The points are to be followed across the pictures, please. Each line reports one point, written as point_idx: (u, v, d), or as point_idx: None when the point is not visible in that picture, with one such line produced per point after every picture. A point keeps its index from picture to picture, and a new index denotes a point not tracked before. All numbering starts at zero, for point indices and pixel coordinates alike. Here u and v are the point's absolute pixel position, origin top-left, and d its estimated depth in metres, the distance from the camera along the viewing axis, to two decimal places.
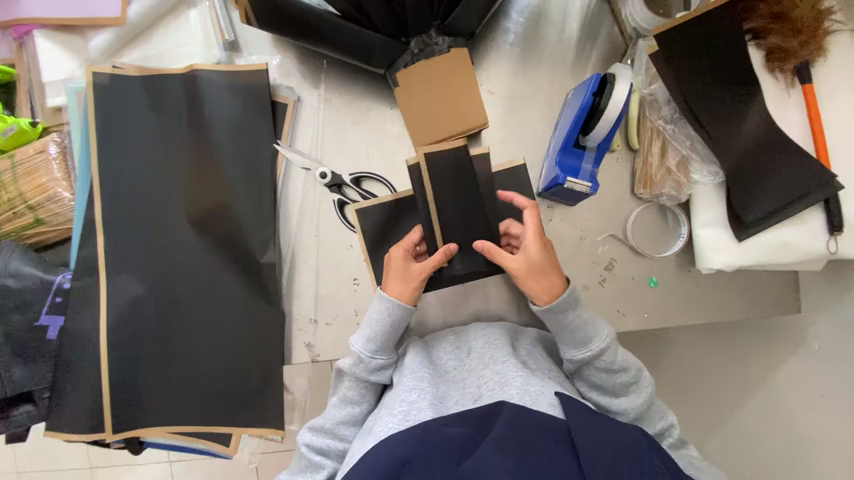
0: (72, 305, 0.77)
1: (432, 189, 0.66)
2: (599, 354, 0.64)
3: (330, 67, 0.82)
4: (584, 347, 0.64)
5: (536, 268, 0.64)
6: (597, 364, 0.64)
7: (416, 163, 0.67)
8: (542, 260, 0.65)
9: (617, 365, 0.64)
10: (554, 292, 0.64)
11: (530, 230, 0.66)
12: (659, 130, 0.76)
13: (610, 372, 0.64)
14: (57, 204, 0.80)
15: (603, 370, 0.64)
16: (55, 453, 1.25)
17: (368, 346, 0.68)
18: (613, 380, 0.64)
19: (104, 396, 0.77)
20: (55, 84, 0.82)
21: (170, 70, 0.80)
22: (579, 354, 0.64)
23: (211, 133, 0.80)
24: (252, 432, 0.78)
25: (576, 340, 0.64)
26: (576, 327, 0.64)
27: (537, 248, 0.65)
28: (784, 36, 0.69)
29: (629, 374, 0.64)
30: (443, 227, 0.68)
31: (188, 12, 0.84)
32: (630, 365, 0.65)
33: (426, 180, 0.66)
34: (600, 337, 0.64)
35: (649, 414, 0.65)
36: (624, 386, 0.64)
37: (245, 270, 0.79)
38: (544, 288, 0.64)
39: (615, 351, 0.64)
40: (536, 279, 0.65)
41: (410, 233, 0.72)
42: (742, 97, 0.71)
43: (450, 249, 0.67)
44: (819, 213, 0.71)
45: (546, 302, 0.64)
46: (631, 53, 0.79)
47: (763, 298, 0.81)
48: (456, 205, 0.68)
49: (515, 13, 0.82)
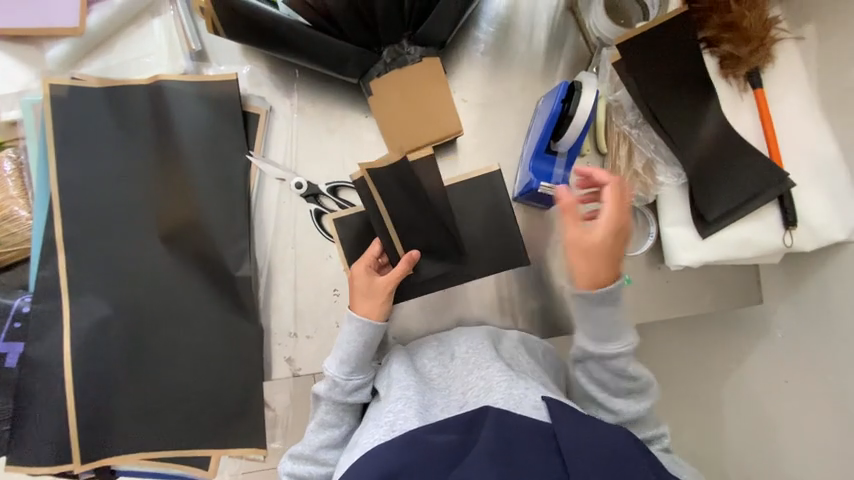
0: (34, 329, 0.73)
1: (388, 200, 0.67)
2: (614, 355, 0.65)
3: (302, 76, 0.81)
4: (603, 345, 0.65)
5: (592, 252, 0.59)
6: (609, 362, 0.65)
7: (362, 177, 0.66)
8: (604, 247, 0.58)
9: (627, 371, 0.65)
10: (597, 281, 0.60)
11: (607, 214, 0.58)
12: (625, 134, 0.79)
13: (619, 376, 0.66)
14: (14, 223, 0.77)
15: (612, 371, 0.66)
16: None
17: (343, 368, 0.67)
18: (618, 383, 0.66)
19: (70, 425, 0.73)
20: (10, 98, 0.79)
21: (134, 81, 0.78)
22: (596, 350, 0.65)
23: (179, 145, 0.77)
24: (233, 453, 0.76)
25: (598, 335, 0.64)
26: (602, 324, 0.63)
27: (603, 234, 0.58)
28: (734, 44, 0.74)
29: (637, 382, 0.66)
30: (403, 233, 0.69)
31: (151, 20, 0.82)
32: (640, 373, 0.66)
33: (375, 194, 0.67)
34: (623, 340, 0.65)
35: (644, 420, 0.67)
36: (627, 391, 0.66)
37: (219, 285, 0.77)
38: (588, 274, 0.60)
39: (629, 359, 0.65)
40: (586, 263, 0.60)
41: (370, 247, 0.71)
42: (701, 102, 0.75)
43: (412, 257, 0.68)
44: (775, 209, 0.75)
45: (579, 284, 0.61)
46: (596, 60, 0.82)
47: (728, 291, 0.85)
48: (412, 213, 0.68)
49: (485, 22, 0.84)
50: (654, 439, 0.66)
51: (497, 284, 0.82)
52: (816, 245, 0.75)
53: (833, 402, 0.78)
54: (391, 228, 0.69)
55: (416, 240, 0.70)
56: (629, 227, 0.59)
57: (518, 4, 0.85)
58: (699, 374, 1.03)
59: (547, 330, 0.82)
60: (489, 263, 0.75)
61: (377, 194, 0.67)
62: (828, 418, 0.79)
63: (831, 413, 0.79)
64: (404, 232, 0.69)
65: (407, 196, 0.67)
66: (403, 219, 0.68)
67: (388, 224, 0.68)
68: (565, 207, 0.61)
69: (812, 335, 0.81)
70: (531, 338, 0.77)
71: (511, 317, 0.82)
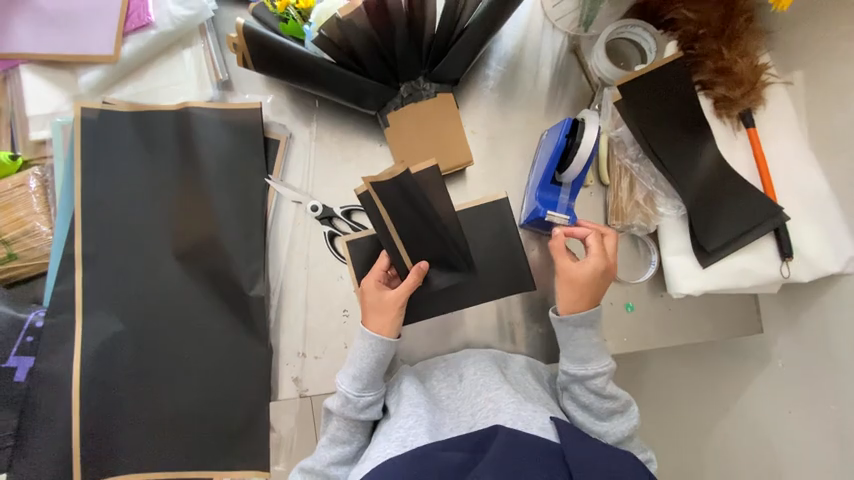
0: (46, 344, 0.74)
1: (394, 215, 0.66)
2: (592, 375, 0.68)
3: (322, 106, 0.86)
4: (582, 365, 0.68)
5: (576, 281, 0.68)
6: (588, 383, 0.68)
7: (365, 191, 0.66)
8: (587, 279, 0.67)
9: (607, 391, 0.68)
10: (581, 306, 0.68)
11: (592, 252, 0.68)
12: (626, 168, 0.83)
13: (599, 396, 0.68)
14: (35, 238, 0.78)
15: (593, 391, 0.68)
16: None
17: (355, 385, 0.67)
18: (600, 403, 0.68)
19: (72, 442, 0.72)
20: (40, 118, 0.82)
21: (162, 106, 0.82)
22: (574, 370, 0.68)
23: (201, 167, 0.81)
24: (235, 475, 0.75)
25: (578, 355, 0.68)
26: (582, 345, 0.68)
27: (588, 269, 0.67)
28: (728, 87, 0.79)
29: (617, 402, 0.68)
30: (411, 246, 0.69)
31: (182, 51, 0.87)
32: (621, 395, 0.68)
33: (378, 203, 0.65)
34: (601, 361, 0.68)
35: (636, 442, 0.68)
36: (609, 413, 0.68)
37: (232, 303, 0.78)
38: (572, 299, 0.68)
39: (608, 377, 0.68)
40: (568, 290, 0.68)
41: (379, 258, 0.72)
42: (698, 139, 0.80)
43: (421, 268, 0.69)
44: (772, 241, 0.79)
45: (564, 311, 0.69)
46: (598, 99, 0.86)
47: (729, 320, 0.87)
48: (420, 226, 0.67)
49: (494, 61, 0.89)
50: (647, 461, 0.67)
51: (503, 308, 0.84)
52: (811, 275, 0.77)
53: (834, 435, 0.79)
54: (398, 241, 0.68)
55: (422, 251, 0.70)
56: (612, 267, 0.69)
57: (525, 45, 0.90)
58: (702, 403, 1.04)
59: (555, 355, 0.83)
60: (496, 286, 0.77)
61: (384, 210, 0.66)
62: (831, 449, 0.80)
63: (833, 444, 0.79)
64: (412, 245, 0.69)
65: (419, 217, 0.67)
66: (412, 233, 0.68)
67: (395, 238, 0.68)
68: (559, 243, 0.71)
69: (813, 366, 0.83)
70: (537, 363, 0.78)
71: (517, 342, 0.83)
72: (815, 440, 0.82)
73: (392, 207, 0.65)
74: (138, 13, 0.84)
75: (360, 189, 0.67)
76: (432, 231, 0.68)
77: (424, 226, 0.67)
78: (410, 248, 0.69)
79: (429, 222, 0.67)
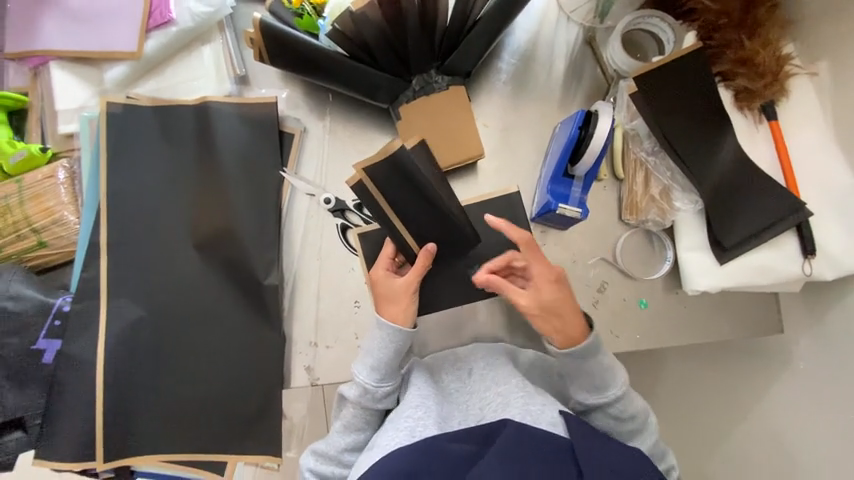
0: (73, 327, 0.77)
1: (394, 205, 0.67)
2: (612, 400, 0.66)
3: (335, 100, 0.87)
4: (599, 392, 0.66)
5: (548, 308, 0.65)
6: (608, 409, 0.66)
7: (359, 181, 0.65)
8: (568, 301, 0.66)
9: (627, 413, 0.66)
10: (572, 330, 0.65)
11: (540, 269, 0.66)
12: (641, 161, 0.81)
13: (620, 420, 0.66)
14: (62, 227, 0.82)
15: (613, 416, 0.66)
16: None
17: (373, 376, 0.68)
18: (622, 426, 0.66)
19: (96, 422, 0.75)
20: (69, 113, 0.85)
21: (183, 101, 0.84)
22: (592, 397, 0.66)
23: (219, 160, 0.83)
24: (247, 459, 0.77)
25: (593, 384, 0.66)
26: (593, 374, 0.65)
27: (548, 287, 0.65)
28: (749, 78, 0.77)
29: (637, 421, 0.66)
30: (414, 228, 0.69)
31: (202, 47, 0.89)
32: (640, 413, 0.67)
33: (374, 191, 0.66)
34: (616, 384, 0.66)
35: (658, 452, 0.67)
36: (632, 434, 0.66)
37: (247, 292, 0.80)
38: (559, 328, 0.65)
39: (627, 399, 0.66)
40: (562, 323, 0.65)
41: (385, 246, 0.72)
42: (718, 132, 0.78)
43: (429, 251, 0.68)
44: (794, 237, 0.77)
45: (561, 344, 0.65)
46: (613, 91, 0.85)
47: (749, 318, 0.85)
48: (424, 212, 0.68)
49: (507, 54, 0.88)
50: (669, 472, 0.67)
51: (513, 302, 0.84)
52: (835, 273, 0.76)
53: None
54: (399, 224, 0.69)
55: (428, 232, 0.70)
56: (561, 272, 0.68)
57: (539, 37, 0.89)
58: (717, 405, 1.02)
59: None
60: None
61: (382, 200, 0.67)
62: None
63: None
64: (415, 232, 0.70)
65: (418, 200, 0.67)
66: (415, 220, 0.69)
67: (394, 220, 0.68)
68: (503, 286, 0.66)
69: (836, 368, 0.80)
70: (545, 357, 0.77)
71: (526, 336, 0.83)
72: (837, 445, 0.80)
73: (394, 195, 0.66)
74: (160, 10, 0.86)
75: (351, 180, 0.67)
76: (440, 218, 0.69)
77: (425, 210, 0.68)
78: (412, 229, 0.69)
79: (436, 208, 0.68)
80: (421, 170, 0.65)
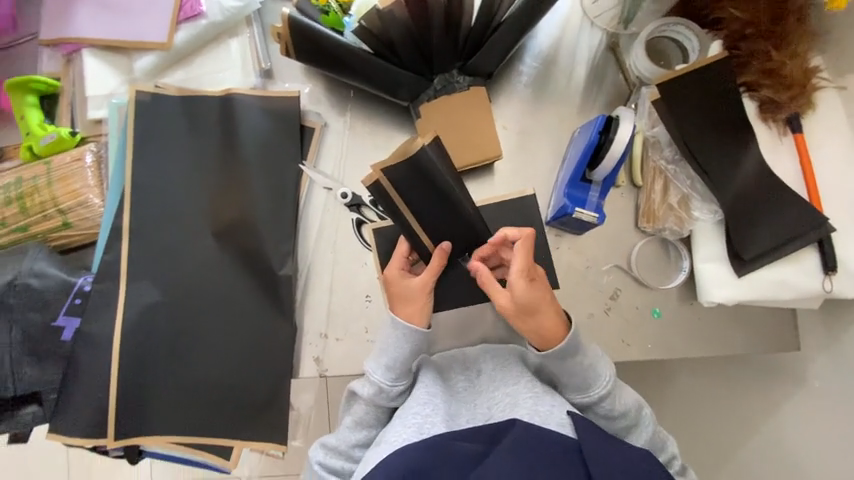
0: (92, 307, 0.79)
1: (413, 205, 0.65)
2: (597, 400, 0.66)
3: (357, 97, 0.88)
4: (583, 392, 0.66)
5: (520, 309, 0.63)
6: (596, 408, 0.67)
7: (375, 182, 0.63)
8: (541, 301, 0.63)
9: (617, 410, 0.66)
10: (545, 332, 0.64)
11: (517, 268, 0.63)
12: (661, 169, 0.81)
13: (610, 417, 0.67)
14: (88, 209, 0.84)
15: (604, 414, 0.67)
16: (49, 457, 1.31)
17: (389, 375, 0.68)
18: (614, 424, 0.67)
19: (109, 401, 0.77)
20: (98, 99, 0.88)
21: (209, 92, 0.86)
22: (577, 397, 0.67)
23: (241, 151, 0.84)
24: (253, 445, 0.78)
25: (576, 385, 0.66)
26: (577, 375, 0.65)
27: (522, 288, 0.62)
28: (775, 89, 0.76)
29: (629, 417, 0.67)
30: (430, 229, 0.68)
31: (229, 40, 0.91)
32: (631, 409, 0.67)
33: (391, 193, 0.63)
34: (600, 383, 0.66)
35: (656, 444, 0.68)
36: (626, 429, 0.67)
37: (262, 281, 0.81)
38: (534, 329, 0.64)
39: (614, 396, 0.66)
40: (536, 324, 0.64)
41: (399, 244, 0.72)
42: (741, 143, 0.77)
43: (444, 250, 0.68)
44: (814, 253, 0.76)
45: (536, 344, 0.65)
46: (635, 98, 0.85)
47: (764, 333, 0.83)
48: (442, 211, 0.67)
49: (529, 57, 0.89)
50: (670, 462, 0.67)
51: None
52: None
53: None
54: (415, 224, 0.68)
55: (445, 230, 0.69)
56: (539, 273, 0.64)
57: (561, 42, 0.89)
58: (727, 420, 1.00)
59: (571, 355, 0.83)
60: None
61: (401, 200, 0.65)
62: None
63: None
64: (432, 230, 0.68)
65: (436, 199, 0.66)
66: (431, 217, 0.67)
67: (411, 222, 0.67)
68: (485, 279, 0.67)
69: None
70: None
71: None
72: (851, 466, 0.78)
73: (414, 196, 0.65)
74: (190, 3, 0.89)
75: (366, 181, 0.64)
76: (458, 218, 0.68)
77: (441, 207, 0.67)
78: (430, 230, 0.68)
79: (454, 206, 0.67)
80: (440, 169, 0.64)
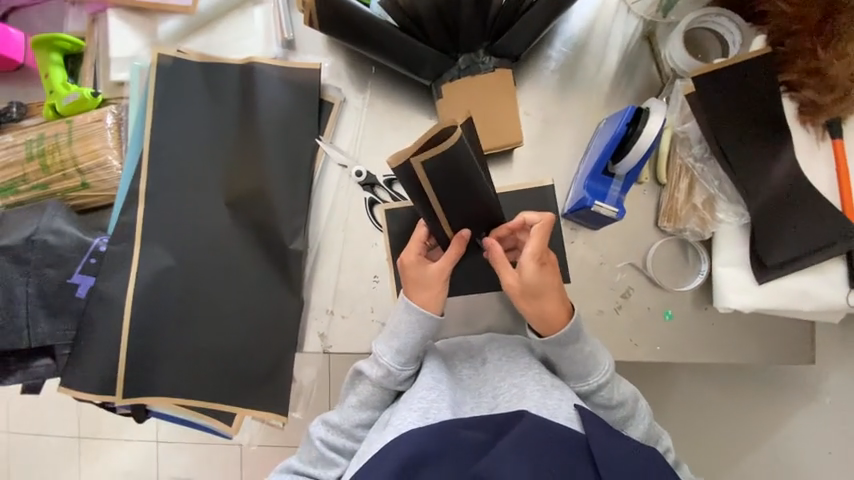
0: (106, 268, 0.80)
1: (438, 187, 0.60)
2: (596, 388, 0.65)
3: (378, 74, 0.87)
4: (582, 380, 0.65)
5: (528, 292, 0.63)
6: (594, 397, 0.66)
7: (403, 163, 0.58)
8: (548, 286, 0.63)
9: (615, 399, 0.66)
10: (549, 318, 0.63)
11: (531, 250, 0.62)
12: (688, 167, 0.78)
13: (608, 407, 0.66)
14: (106, 171, 0.85)
15: (604, 403, 0.66)
16: (63, 409, 1.37)
17: (398, 359, 0.68)
18: (612, 413, 0.66)
19: (119, 360, 0.79)
20: (121, 61, 0.88)
21: (229, 60, 0.85)
22: (576, 386, 0.66)
23: (259, 122, 0.84)
24: (255, 414, 0.79)
25: (576, 372, 0.65)
26: (577, 362, 0.65)
27: (532, 270, 0.62)
28: (818, 91, 0.71)
29: (626, 407, 0.66)
30: (450, 212, 0.64)
31: (253, 8, 0.89)
32: (629, 400, 0.66)
33: (422, 177, 0.58)
34: (599, 371, 0.65)
35: (653, 435, 0.68)
36: (623, 420, 0.66)
37: (273, 254, 0.82)
38: (538, 313, 0.63)
39: (613, 386, 0.65)
40: (540, 308, 0.63)
41: (417, 229, 0.71)
42: (773, 145, 0.74)
43: (464, 238, 0.66)
44: (842, 265, 0.72)
45: (537, 329, 0.64)
46: (667, 91, 0.81)
47: (779, 344, 0.81)
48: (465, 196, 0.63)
49: (559, 42, 0.85)
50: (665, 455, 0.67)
51: None
52: None
53: None
54: (437, 207, 0.64)
55: (465, 214, 0.65)
56: (554, 258, 0.64)
57: (594, 28, 0.86)
58: (729, 429, 0.99)
59: None
60: None
61: (429, 185, 0.59)
62: None
63: None
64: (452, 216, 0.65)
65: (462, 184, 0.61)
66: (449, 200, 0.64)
67: (436, 209, 0.63)
68: (495, 257, 0.66)
69: None
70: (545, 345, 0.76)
71: None
72: None
73: (441, 181, 0.59)
74: None
75: (391, 162, 0.58)
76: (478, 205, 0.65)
77: (464, 192, 0.62)
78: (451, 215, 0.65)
79: (479, 193, 0.63)
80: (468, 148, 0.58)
